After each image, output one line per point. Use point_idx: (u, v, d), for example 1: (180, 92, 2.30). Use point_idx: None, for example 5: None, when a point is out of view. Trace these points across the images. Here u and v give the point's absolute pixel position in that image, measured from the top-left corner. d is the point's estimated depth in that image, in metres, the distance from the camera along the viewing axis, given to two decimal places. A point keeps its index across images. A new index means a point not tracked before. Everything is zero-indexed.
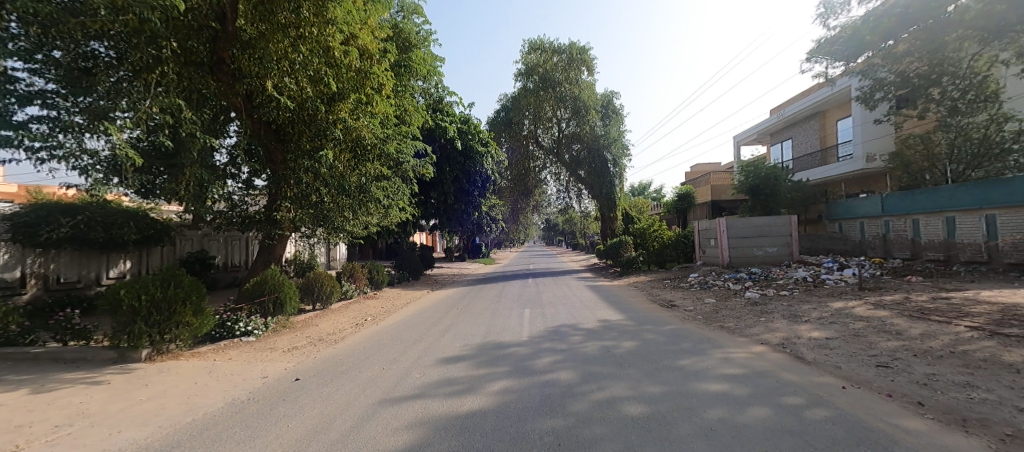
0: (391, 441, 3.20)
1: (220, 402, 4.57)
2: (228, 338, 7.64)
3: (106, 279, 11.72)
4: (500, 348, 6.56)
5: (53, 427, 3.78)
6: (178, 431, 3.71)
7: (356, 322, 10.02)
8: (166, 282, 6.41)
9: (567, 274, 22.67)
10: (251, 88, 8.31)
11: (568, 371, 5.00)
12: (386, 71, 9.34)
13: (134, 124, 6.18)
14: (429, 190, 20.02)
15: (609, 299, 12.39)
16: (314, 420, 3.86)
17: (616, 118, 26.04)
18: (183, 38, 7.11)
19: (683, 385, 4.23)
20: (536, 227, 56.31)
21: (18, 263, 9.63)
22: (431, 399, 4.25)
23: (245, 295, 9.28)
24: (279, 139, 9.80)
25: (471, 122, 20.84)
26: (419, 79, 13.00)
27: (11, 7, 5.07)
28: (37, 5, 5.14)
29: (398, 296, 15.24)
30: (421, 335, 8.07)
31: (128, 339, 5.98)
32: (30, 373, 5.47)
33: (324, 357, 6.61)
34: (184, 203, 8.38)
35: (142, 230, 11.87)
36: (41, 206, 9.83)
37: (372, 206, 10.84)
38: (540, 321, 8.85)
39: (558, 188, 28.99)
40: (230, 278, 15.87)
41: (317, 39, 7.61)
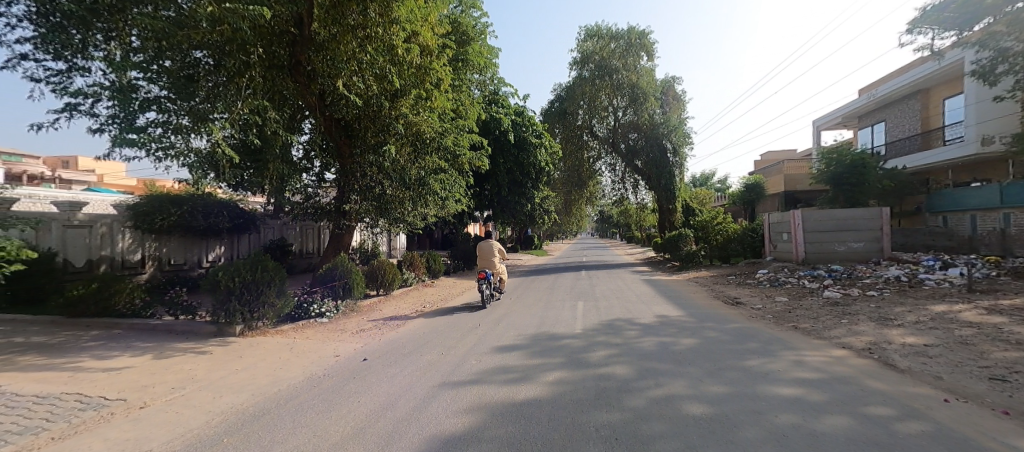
0: (451, 423, 3.35)
1: (301, 376, 5.01)
2: (305, 318, 8.31)
3: (205, 262, 13.21)
4: (554, 339, 6.57)
5: (170, 389, 4.48)
6: (268, 400, 4.21)
7: (415, 308, 10.48)
8: (254, 266, 7.12)
9: (620, 267, 22.18)
10: (324, 88, 8.85)
11: (625, 366, 4.91)
12: (445, 66, 9.53)
13: (232, 124, 6.92)
14: (483, 181, 20.40)
15: (668, 293, 11.98)
16: (383, 397, 4.14)
17: (677, 105, 24.86)
18: (267, 44, 7.70)
19: (751, 387, 4.01)
20: (589, 220, 55.34)
21: (138, 247, 11.28)
22: (489, 385, 4.38)
23: (320, 279, 10.08)
24: (348, 135, 10.27)
25: (526, 115, 21.00)
26: (474, 74, 13.34)
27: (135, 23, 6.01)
28: (153, 20, 5.99)
29: (452, 285, 15.66)
30: (478, 323, 8.27)
31: (225, 315, 6.74)
32: (151, 343, 6.29)
33: (387, 340, 7.00)
34: (268, 192, 9.14)
35: (234, 219, 13.11)
36: (156, 197, 11.32)
37: (430, 198, 11.06)
38: (595, 315, 8.74)
39: (613, 179, 28.18)
40: (306, 264, 17.19)
41: (382, 39, 8.05)
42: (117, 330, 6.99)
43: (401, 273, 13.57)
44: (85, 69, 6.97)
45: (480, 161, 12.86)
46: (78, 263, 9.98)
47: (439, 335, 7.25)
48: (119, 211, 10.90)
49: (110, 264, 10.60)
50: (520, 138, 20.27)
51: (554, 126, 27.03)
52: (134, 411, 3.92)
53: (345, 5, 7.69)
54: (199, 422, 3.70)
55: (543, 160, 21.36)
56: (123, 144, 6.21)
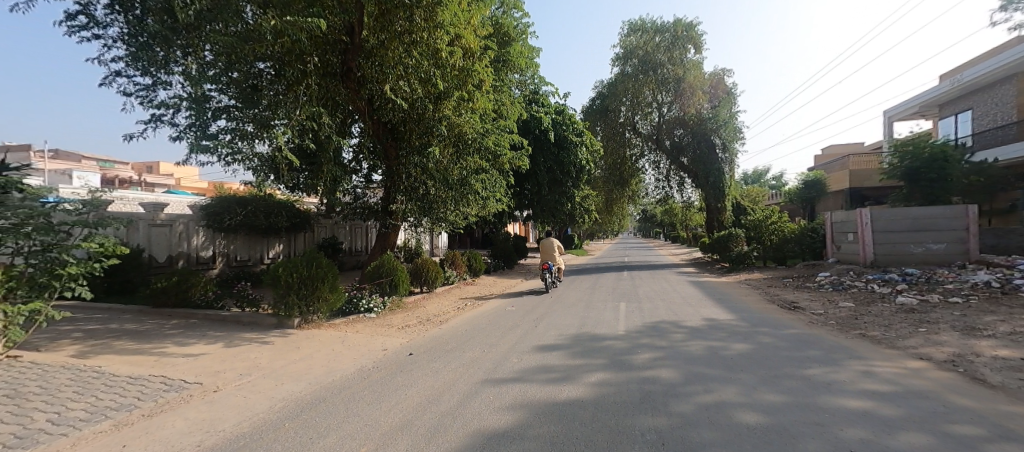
0: (494, 419, 3.37)
1: (352, 368, 5.24)
2: (354, 313, 8.68)
3: (267, 259, 14.13)
4: (596, 340, 6.46)
5: (237, 375, 4.83)
6: (322, 389, 4.44)
7: (457, 305, 10.68)
8: (309, 263, 7.54)
9: (664, 268, 21.48)
10: (373, 92, 9.17)
11: (671, 370, 4.74)
12: (487, 68, 9.75)
13: (293, 130, 7.35)
14: (524, 181, 20.41)
15: (717, 296, 11.46)
16: (428, 391, 4.25)
17: (727, 99, 23.70)
18: (322, 53, 8.14)
19: (812, 397, 3.74)
20: (631, 219, 54.05)
21: (210, 245, 12.23)
22: (530, 384, 4.37)
23: (367, 276, 10.48)
24: (394, 137, 10.56)
25: (567, 113, 20.84)
26: (514, 74, 13.44)
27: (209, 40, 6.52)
28: (224, 37, 6.50)
29: (493, 284, 15.78)
30: (519, 322, 8.30)
31: (284, 308, 7.19)
32: (219, 333, 6.80)
33: (431, 336, 7.18)
34: (321, 193, 9.59)
35: (292, 218, 13.92)
36: (225, 198, 12.24)
37: (472, 198, 11.13)
38: (639, 316, 8.51)
39: (657, 177, 27.34)
40: (354, 262, 17.93)
41: (427, 43, 8.32)
42: (191, 320, 7.63)
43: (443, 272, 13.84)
44: (166, 82, 7.66)
45: (520, 161, 12.89)
46: (160, 259, 10.96)
47: (482, 333, 7.35)
48: (193, 212, 11.86)
49: (186, 260, 11.56)
50: (561, 136, 20.13)
51: (595, 123, 26.34)
52: (208, 394, 4.29)
53: (392, 12, 8.02)
54: (263, 407, 3.98)
55: (584, 158, 21.09)
56: (198, 151, 6.77)
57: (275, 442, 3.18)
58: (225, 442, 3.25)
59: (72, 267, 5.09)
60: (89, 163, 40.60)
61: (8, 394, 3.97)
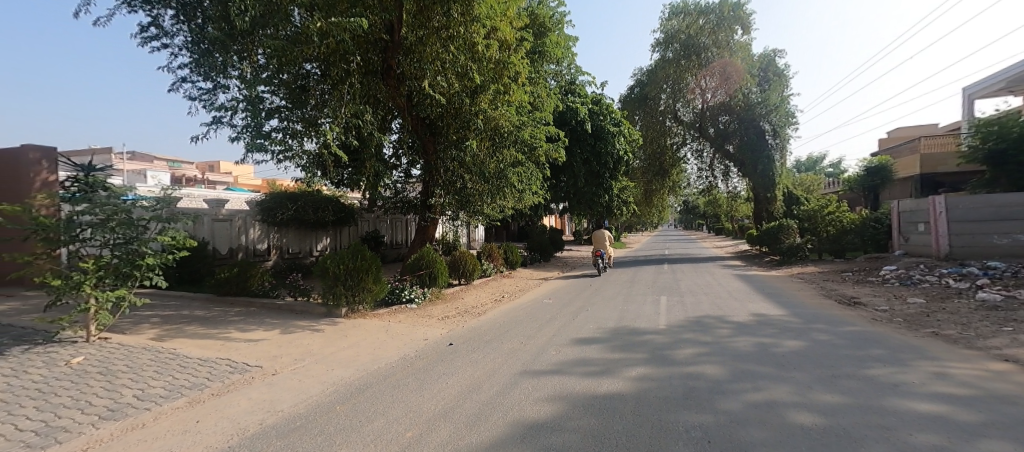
0: (533, 410, 3.40)
1: (396, 356, 5.43)
2: (396, 304, 8.95)
3: (316, 251, 14.84)
4: (636, 334, 6.34)
5: (292, 360, 5.14)
6: (370, 375, 4.65)
7: (495, 297, 10.79)
8: (354, 255, 7.86)
9: (708, 261, 20.69)
10: (412, 89, 9.32)
11: (717, 366, 4.57)
12: (523, 60, 9.85)
13: (339, 128, 7.67)
14: (560, 173, 20.05)
15: (766, 290, 10.93)
16: (468, 380, 4.34)
17: (778, 81, 22.36)
18: (364, 52, 8.40)
19: (874, 398, 3.50)
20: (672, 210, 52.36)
21: (265, 238, 12.99)
22: (569, 376, 4.35)
23: (408, 268, 10.75)
24: (432, 133, 10.65)
25: (604, 103, 20.43)
26: (550, 65, 13.29)
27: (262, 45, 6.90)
28: (276, 41, 6.86)
29: (530, 276, 15.81)
30: (556, 314, 8.28)
31: (333, 298, 7.55)
32: (275, 320, 7.24)
33: (471, 327, 7.32)
34: (364, 188, 9.94)
35: (338, 213, 14.55)
36: (277, 194, 12.97)
37: (507, 192, 11.00)
38: (682, 310, 8.26)
39: (700, 166, 26.29)
40: (395, 255, 18.49)
41: (464, 38, 8.42)
42: (250, 308, 8.17)
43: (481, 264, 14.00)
44: (225, 86, 8.17)
45: (557, 152, 12.76)
46: (222, 251, 11.77)
47: (520, 325, 7.40)
48: (249, 207, 12.62)
49: (245, 252, 12.35)
50: (598, 127, 19.75)
51: (634, 113, 25.21)
52: (268, 377, 4.60)
53: (431, 9, 8.15)
54: (316, 390, 4.22)
55: (622, 148, 20.63)
56: (253, 150, 7.19)
57: (327, 423, 3.37)
58: (283, 421, 3.48)
59: (150, 258, 5.59)
60: (159, 164, 44.09)
61: (99, 372, 4.43)
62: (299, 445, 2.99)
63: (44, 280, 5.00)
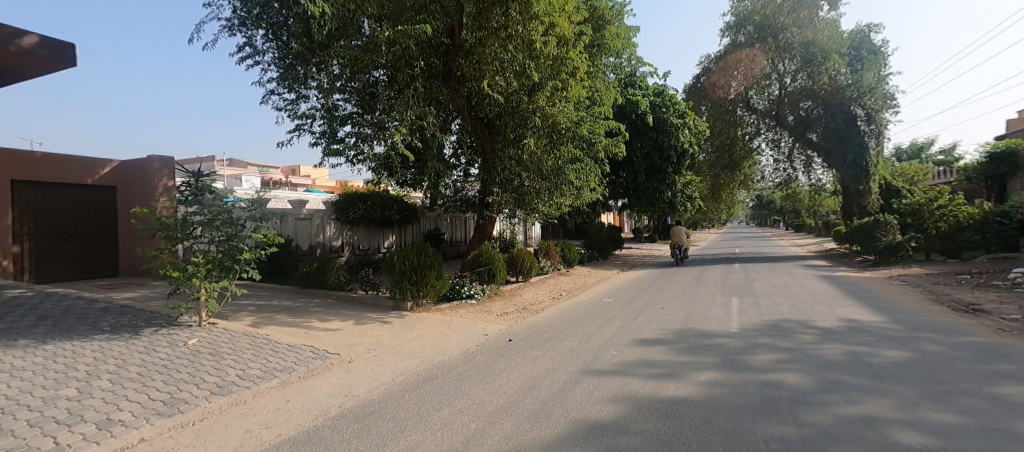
0: (596, 410, 3.33)
1: (458, 349, 5.60)
2: (457, 299, 9.20)
3: (384, 248, 15.66)
4: (705, 337, 5.99)
5: (365, 349, 5.49)
6: (434, 366, 4.83)
7: (552, 295, 10.75)
8: (418, 251, 8.21)
9: (787, 260, 19.01)
10: (471, 90, 9.32)
11: (800, 374, 4.19)
12: (581, 54, 9.86)
13: (404, 130, 7.99)
14: (619, 168, 19.53)
15: (857, 293, 9.82)
16: (529, 376, 4.36)
17: (873, 60, 19.89)
18: (427, 56, 8.68)
19: (1001, 420, 3.01)
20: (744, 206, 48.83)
21: (339, 235, 13.95)
22: (633, 377, 4.22)
23: (468, 265, 11.00)
24: (489, 132, 10.60)
25: (667, 94, 19.56)
26: (609, 58, 13.01)
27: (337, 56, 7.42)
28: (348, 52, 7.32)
29: (588, 274, 15.51)
30: (617, 314, 8.06)
31: (399, 292, 7.95)
32: (349, 312, 7.78)
33: (530, 324, 7.35)
34: (426, 187, 10.33)
35: (403, 212, 15.27)
36: (349, 194, 13.88)
37: (565, 189, 10.79)
38: (757, 313, 7.67)
39: (777, 158, 24.25)
40: (455, 252, 19.06)
41: (522, 36, 8.54)
42: (328, 300, 8.85)
43: (538, 261, 13.97)
44: (305, 96, 8.89)
45: (617, 147, 12.40)
46: (304, 247, 12.86)
47: (580, 323, 7.30)
48: (325, 207, 13.63)
49: (322, 248, 13.38)
50: (660, 119, 18.89)
51: (700, 102, 23.73)
52: (345, 364, 4.96)
53: (489, 9, 8.28)
54: (387, 378, 4.47)
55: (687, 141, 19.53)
56: (329, 154, 7.73)
57: (397, 410, 3.55)
58: (359, 406, 3.72)
59: (247, 253, 6.25)
60: (249, 169, 49.00)
61: (207, 353, 5.03)
62: (373, 429, 3.18)
63: (165, 271, 5.77)
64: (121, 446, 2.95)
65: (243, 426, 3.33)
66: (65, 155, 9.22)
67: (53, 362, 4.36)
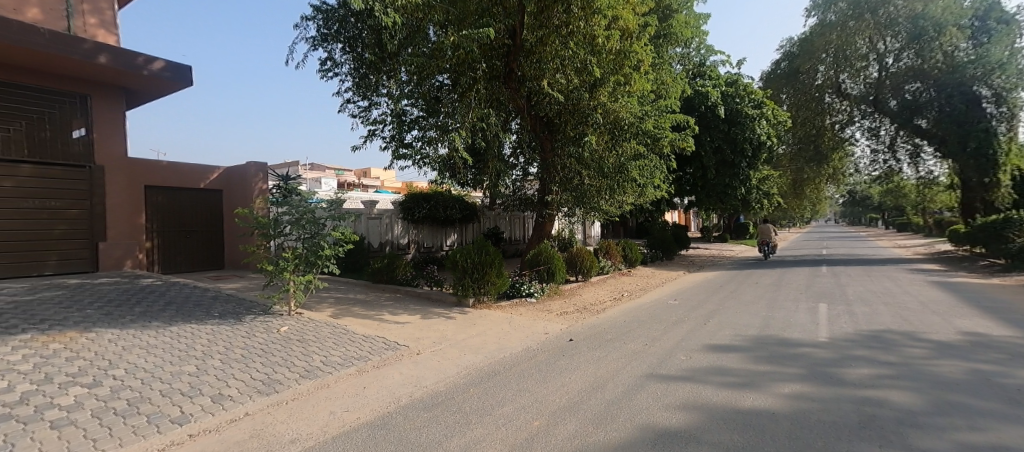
0: (665, 416, 3.19)
1: (519, 347, 5.65)
2: (517, 297, 9.25)
3: (446, 246, 16.20)
4: (788, 346, 5.49)
5: (432, 343, 5.72)
6: (496, 363, 4.91)
7: (614, 295, 10.45)
8: (478, 249, 8.38)
9: (886, 264, 16.85)
10: (531, 89, 9.36)
11: (906, 393, 3.70)
12: (646, 46, 9.54)
13: (466, 131, 8.22)
14: (687, 164, 18.57)
15: (979, 303, 8.46)
16: (591, 378, 4.27)
17: (1005, 30, 16.82)
18: (488, 58, 8.85)
19: None
20: (832, 202, 44.14)
21: (405, 233, 14.66)
22: (705, 385, 3.98)
23: (527, 263, 10.99)
24: (549, 131, 10.53)
25: (741, 82, 18.29)
26: (676, 48, 12.48)
27: (406, 64, 7.81)
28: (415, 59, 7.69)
29: (652, 275, 14.88)
30: (685, 317, 7.66)
31: (461, 289, 8.21)
32: (416, 307, 8.14)
33: (591, 324, 7.22)
34: (487, 188, 10.50)
35: (463, 211, 15.72)
36: (413, 194, 14.55)
37: (628, 186, 10.49)
38: (850, 322, 6.88)
39: (874, 148, 21.63)
40: (514, 250, 19.23)
41: (584, 32, 8.37)
42: (397, 295, 9.34)
43: (598, 261, 13.68)
44: (376, 103, 9.44)
45: (684, 141, 11.78)
46: (375, 245, 13.69)
47: (644, 326, 7.00)
48: (392, 206, 14.38)
49: (391, 246, 14.14)
50: (732, 110, 17.54)
51: (781, 90, 21.79)
52: (413, 356, 5.21)
53: (550, 7, 8.21)
54: (452, 371, 4.63)
55: (765, 132, 17.89)
56: (397, 158, 8.16)
57: (463, 402, 3.67)
58: (427, 396, 3.89)
59: (327, 250, 6.74)
60: (327, 172, 52.99)
61: (296, 340, 5.54)
62: (440, 419, 3.31)
63: (262, 266, 6.41)
64: (229, 418, 3.36)
65: (327, 408, 3.63)
66: (183, 163, 10.64)
67: (176, 341, 5.06)
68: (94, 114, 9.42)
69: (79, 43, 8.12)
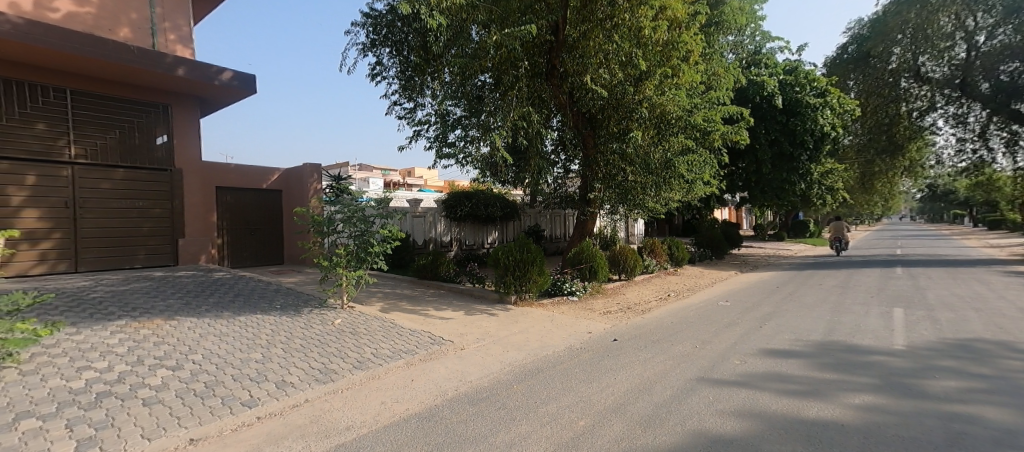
0: (719, 423, 3.04)
1: (562, 345, 5.60)
2: (558, 295, 9.16)
3: (488, 243, 16.34)
4: (857, 353, 5.07)
5: (476, 339, 5.81)
6: (539, 360, 4.90)
7: (659, 295, 10.11)
8: (520, 247, 8.38)
9: (973, 265, 15.16)
10: (574, 85, 9.24)
11: (1002, 410, 3.31)
12: (696, 36, 9.17)
13: (507, 130, 8.25)
14: (739, 158, 17.61)
15: None
16: (637, 379, 4.16)
17: None
18: (531, 55, 8.84)
19: None
20: (906, 198, 40.35)
21: (448, 231, 14.93)
22: (763, 392, 3.76)
23: (568, 261, 10.83)
24: (591, 126, 10.18)
25: (801, 70, 17.16)
26: (728, 36, 11.91)
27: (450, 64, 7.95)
28: (459, 59, 7.83)
29: (701, 275, 14.25)
30: (739, 319, 7.27)
31: (502, 286, 8.26)
32: (459, 303, 8.28)
33: (636, 324, 7.03)
34: (528, 186, 10.46)
35: (504, 208, 15.82)
36: (455, 193, 14.81)
37: (676, 183, 10.10)
38: (930, 329, 6.25)
39: (961, 137, 19.51)
40: (555, 248, 19.09)
41: (629, 24, 8.16)
42: (440, 291, 9.54)
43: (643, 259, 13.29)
44: (421, 104, 9.68)
45: (738, 134, 11.17)
46: (419, 242, 14.07)
47: (693, 328, 6.70)
48: (435, 204, 14.70)
49: (434, 243, 14.46)
50: (791, 100, 16.39)
51: (847, 76, 20.12)
52: (457, 351, 5.30)
53: None
54: (496, 367, 4.67)
55: (829, 122, 16.50)
56: (441, 157, 8.30)
57: (508, 398, 3.69)
58: (472, 391, 3.95)
59: (376, 246, 6.99)
60: (375, 172, 55.07)
61: (347, 332, 5.81)
62: (486, 414, 3.35)
63: (317, 261, 6.74)
64: (291, 403, 3.58)
65: (377, 398, 3.78)
66: (248, 165, 11.45)
67: (243, 331, 5.46)
68: (174, 122, 10.30)
69: (163, 58, 8.94)
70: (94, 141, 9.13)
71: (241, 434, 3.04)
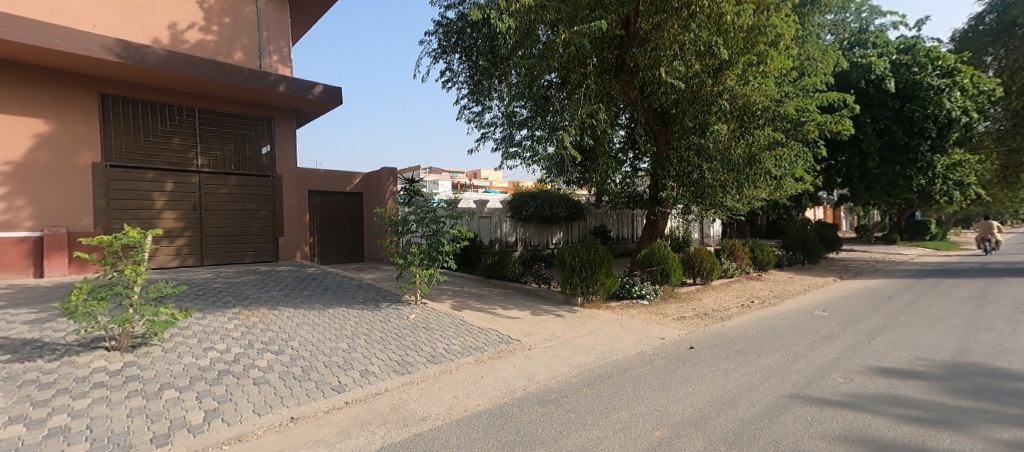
0: (823, 447, 2.69)
1: (633, 351, 5.36)
2: (627, 298, 8.80)
3: (552, 244, 16.25)
4: (1000, 377, 4.24)
5: (543, 339, 5.76)
6: (609, 365, 4.73)
7: (741, 302, 9.31)
8: (587, 248, 8.19)
9: None
10: (645, 80, 8.84)
11: None
12: (787, 18, 8.34)
13: (574, 129, 8.12)
14: (836, 151, 15.70)
15: None
16: (720, 391, 3.85)
17: None
18: (600, 52, 8.65)
19: None
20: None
21: (513, 231, 15.07)
22: (876, 416, 3.27)
23: (638, 263, 10.39)
24: (664, 123, 9.74)
25: (920, 48, 14.90)
26: (825, 15, 10.68)
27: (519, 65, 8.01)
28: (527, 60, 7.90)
29: (790, 280, 12.91)
30: (840, 332, 6.44)
31: (569, 287, 8.13)
32: (525, 303, 8.29)
33: (715, 332, 6.53)
34: (595, 185, 10.19)
35: (569, 209, 15.62)
36: (520, 194, 14.92)
37: (762, 180, 9.21)
38: None
39: None
40: (623, 249, 18.43)
41: (708, 10, 7.65)
42: (506, 290, 9.63)
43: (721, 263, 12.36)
44: (488, 107, 9.84)
45: (838, 124, 9.93)
46: (486, 242, 14.38)
47: (783, 338, 6.07)
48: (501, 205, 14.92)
49: (500, 243, 14.68)
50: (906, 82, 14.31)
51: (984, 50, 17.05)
52: (525, 351, 5.30)
53: None
54: (565, 369, 4.58)
55: (957, 106, 14.08)
56: (507, 158, 8.37)
57: (578, 401, 3.60)
58: (541, 391, 3.91)
59: (446, 246, 7.24)
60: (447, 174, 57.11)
61: (421, 327, 6.07)
62: (556, 416, 3.28)
63: (393, 259, 7.14)
64: (372, 392, 3.79)
65: (450, 392, 3.88)
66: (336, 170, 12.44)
67: (330, 322, 5.92)
68: (277, 133, 11.50)
69: (267, 76, 10.02)
70: (215, 152, 10.50)
71: (332, 416, 3.29)
